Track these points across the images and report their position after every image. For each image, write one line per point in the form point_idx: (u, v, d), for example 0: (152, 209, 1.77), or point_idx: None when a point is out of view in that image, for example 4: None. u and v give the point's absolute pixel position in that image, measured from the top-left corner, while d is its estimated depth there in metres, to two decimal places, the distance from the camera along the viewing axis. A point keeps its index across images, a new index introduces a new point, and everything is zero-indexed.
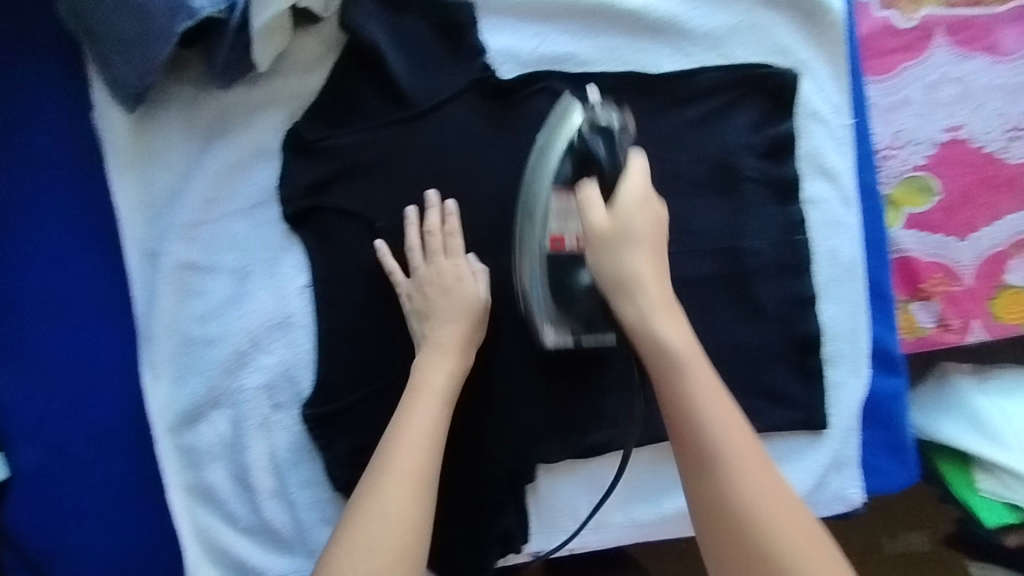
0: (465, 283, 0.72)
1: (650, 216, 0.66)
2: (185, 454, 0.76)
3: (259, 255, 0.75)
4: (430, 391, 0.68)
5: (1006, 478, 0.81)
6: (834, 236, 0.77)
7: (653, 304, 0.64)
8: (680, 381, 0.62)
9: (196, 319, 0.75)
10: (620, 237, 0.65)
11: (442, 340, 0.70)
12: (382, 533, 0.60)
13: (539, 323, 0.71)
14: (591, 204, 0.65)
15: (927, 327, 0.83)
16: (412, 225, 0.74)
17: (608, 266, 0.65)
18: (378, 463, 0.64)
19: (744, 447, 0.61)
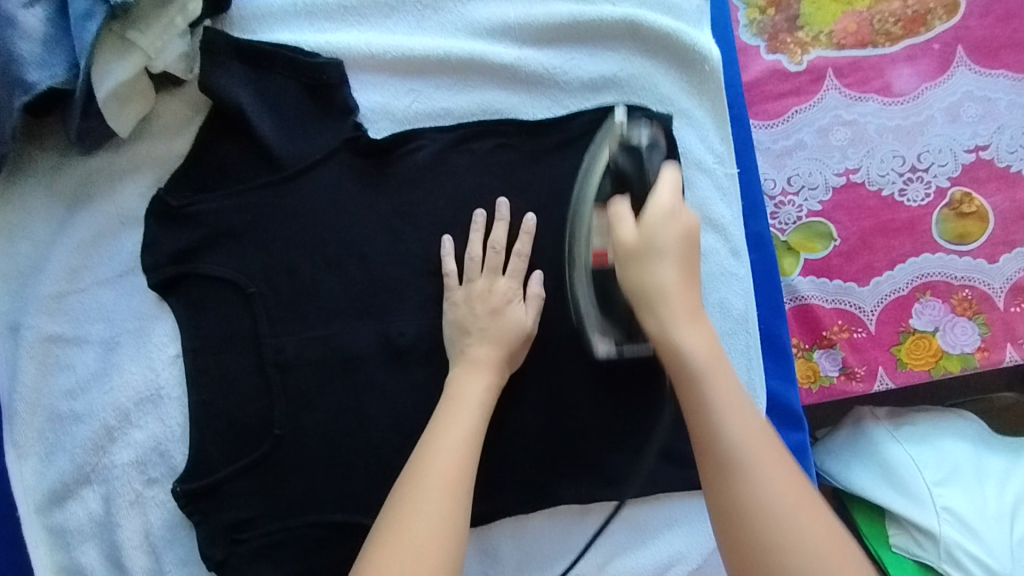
0: (515, 306, 0.70)
1: (680, 228, 0.60)
2: (54, 534, 0.72)
3: (127, 325, 0.73)
4: (467, 402, 0.64)
5: (917, 534, 0.78)
6: (724, 288, 0.75)
7: (670, 286, 0.59)
8: (688, 359, 0.58)
9: (62, 394, 0.72)
10: (645, 243, 0.60)
11: (480, 356, 0.68)
12: (416, 541, 0.55)
13: (589, 332, 0.71)
14: (621, 219, 0.61)
15: (832, 375, 0.80)
16: (476, 235, 0.72)
17: (634, 280, 0.60)
18: (412, 468, 0.60)
19: (759, 443, 0.55)
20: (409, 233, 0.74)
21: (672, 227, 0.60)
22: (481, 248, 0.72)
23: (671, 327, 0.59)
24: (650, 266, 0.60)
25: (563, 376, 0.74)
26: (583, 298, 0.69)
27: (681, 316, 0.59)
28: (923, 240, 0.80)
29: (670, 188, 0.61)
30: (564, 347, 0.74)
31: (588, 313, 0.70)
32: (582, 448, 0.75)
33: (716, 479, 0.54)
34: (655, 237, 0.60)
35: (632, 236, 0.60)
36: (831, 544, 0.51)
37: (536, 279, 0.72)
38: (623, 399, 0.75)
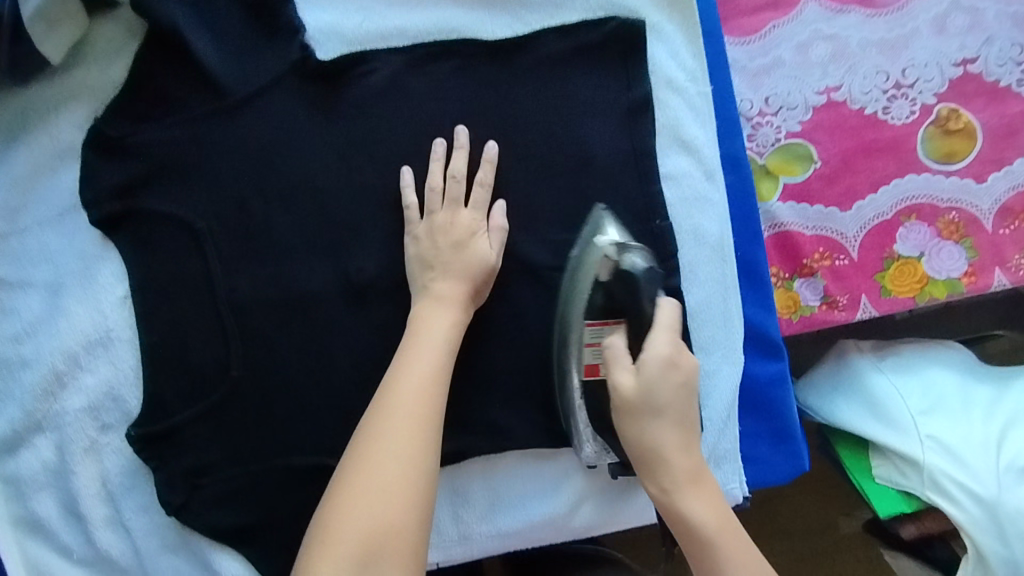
0: (480, 239, 0.67)
1: (676, 378, 0.59)
2: (8, 483, 0.70)
3: (72, 266, 0.70)
4: (429, 340, 0.63)
5: (899, 463, 0.76)
6: (697, 213, 0.72)
7: (669, 448, 0.59)
8: (695, 526, 0.58)
9: (8, 339, 0.70)
10: (644, 396, 0.59)
11: (445, 292, 0.65)
12: (384, 489, 0.54)
13: (578, 442, 0.70)
14: (619, 363, 0.60)
15: (813, 305, 0.77)
16: (436, 165, 0.69)
17: (631, 437, 0.60)
18: (376, 413, 0.58)
19: (749, 573, 0.57)
20: (365, 163, 0.70)
21: (670, 382, 0.59)
22: (443, 179, 0.68)
23: (657, 445, 0.59)
24: (646, 426, 0.59)
25: (532, 311, 0.71)
26: (576, 412, 0.68)
27: (685, 483, 0.58)
28: (907, 160, 0.77)
29: (667, 333, 0.60)
30: (532, 279, 0.71)
31: (579, 414, 0.68)
32: (553, 386, 0.72)
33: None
34: (654, 394, 0.59)
35: (630, 388, 0.59)
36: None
37: (501, 210, 0.69)
38: None
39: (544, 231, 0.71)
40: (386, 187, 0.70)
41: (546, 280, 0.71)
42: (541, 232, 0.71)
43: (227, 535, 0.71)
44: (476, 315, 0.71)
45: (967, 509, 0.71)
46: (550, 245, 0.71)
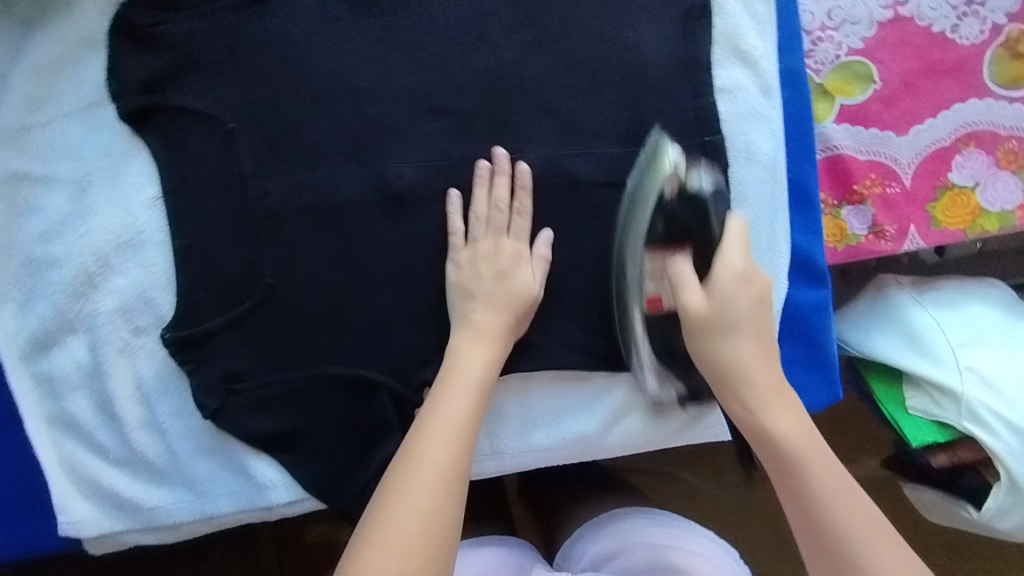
0: (522, 270, 0.66)
1: (750, 292, 0.63)
2: (42, 383, 0.70)
3: (99, 162, 0.67)
4: (465, 380, 0.62)
5: (936, 395, 0.75)
6: (751, 130, 0.68)
7: (749, 363, 0.62)
8: (775, 438, 0.60)
9: (35, 238, 0.68)
10: (716, 310, 0.62)
11: (484, 326, 0.64)
12: (403, 538, 0.53)
13: (640, 375, 0.70)
14: (684, 281, 0.63)
15: (860, 234, 0.75)
16: (479, 189, 0.67)
17: (704, 351, 0.63)
18: (404, 458, 0.58)
19: (835, 481, 0.57)
20: (403, 64, 0.67)
21: (743, 295, 0.62)
22: (489, 209, 0.66)
23: (739, 372, 0.62)
24: (722, 342, 0.62)
25: (576, 227, 0.69)
26: (638, 344, 0.68)
27: (766, 397, 0.61)
28: (971, 84, 0.73)
29: (740, 249, 0.63)
30: (576, 194, 0.68)
31: (641, 341, 0.68)
32: (594, 306, 0.70)
33: (787, 491, 0.59)
34: (728, 307, 0.62)
35: (702, 307, 0.62)
36: (875, 527, 0.55)
37: (543, 239, 0.67)
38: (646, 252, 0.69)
39: (590, 144, 0.68)
40: (426, 91, 0.67)
41: (590, 196, 0.68)
42: (587, 144, 0.68)
43: (264, 441, 0.71)
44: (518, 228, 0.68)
45: (1006, 441, 0.71)
46: (596, 158, 0.68)
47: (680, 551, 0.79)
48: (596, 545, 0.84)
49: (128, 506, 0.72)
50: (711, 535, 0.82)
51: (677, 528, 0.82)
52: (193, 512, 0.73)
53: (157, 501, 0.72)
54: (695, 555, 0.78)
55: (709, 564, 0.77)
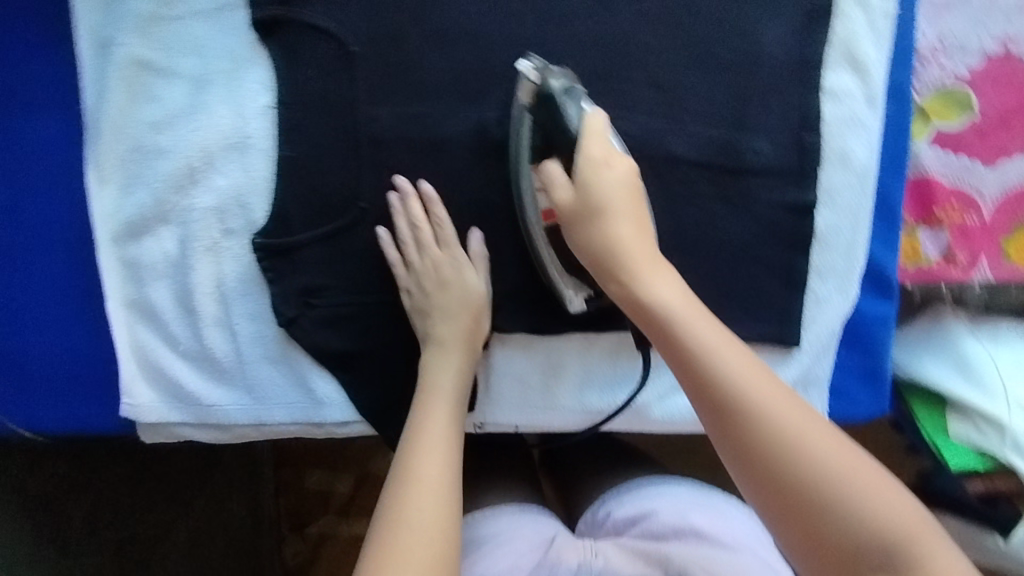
0: (465, 273, 0.70)
1: (619, 179, 0.62)
2: (127, 267, 0.72)
3: (221, 64, 0.70)
4: (442, 394, 0.69)
5: (980, 423, 0.78)
6: (851, 136, 0.70)
7: (676, 304, 0.59)
8: (728, 380, 0.55)
9: (146, 126, 0.70)
10: (588, 204, 0.62)
11: (445, 337, 0.70)
12: (410, 548, 0.58)
13: (562, 290, 0.70)
14: (555, 181, 0.63)
15: (932, 258, 0.76)
16: (398, 218, 0.70)
17: (591, 243, 0.62)
18: (398, 482, 0.64)
19: (799, 417, 0.54)
20: (527, 16, 0.69)
21: (615, 185, 0.62)
22: (408, 229, 0.70)
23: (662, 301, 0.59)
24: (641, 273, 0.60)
25: (668, 203, 0.70)
26: (545, 257, 0.69)
27: (718, 345, 0.56)
28: None
29: (599, 139, 0.62)
30: (673, 170, 0.70)
31: (552, 266, 0.69)
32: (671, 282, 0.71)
33: (751, 441, 0.53)
34: (597, 193, 0.61)
35: (567, 201, 0.62)
36: (846, 453, 0.53)
37: (475, 238, 0.71)
38: (729, 238, 0.71)
39: (694, 124, 0.69)
40: (546, 46, 0.69)
41: (685, 175, 0.70)
42: (691, 123, 0.69)
43: (329, 359, 0.73)
44: None
45: None
46: (698, 138, 0.69)
47: (702, 514, 0.84)
48: (622, 511, 0.88)
49: (189, 399, 0.75)
50: (726, 496, 0.88)
51: (697, 495, 0.87)
52: (250, 416, 0.75)
53: (217, 400, 0.75)
54: (716, 516, 0.83)
55: (729, 525, 0.83)
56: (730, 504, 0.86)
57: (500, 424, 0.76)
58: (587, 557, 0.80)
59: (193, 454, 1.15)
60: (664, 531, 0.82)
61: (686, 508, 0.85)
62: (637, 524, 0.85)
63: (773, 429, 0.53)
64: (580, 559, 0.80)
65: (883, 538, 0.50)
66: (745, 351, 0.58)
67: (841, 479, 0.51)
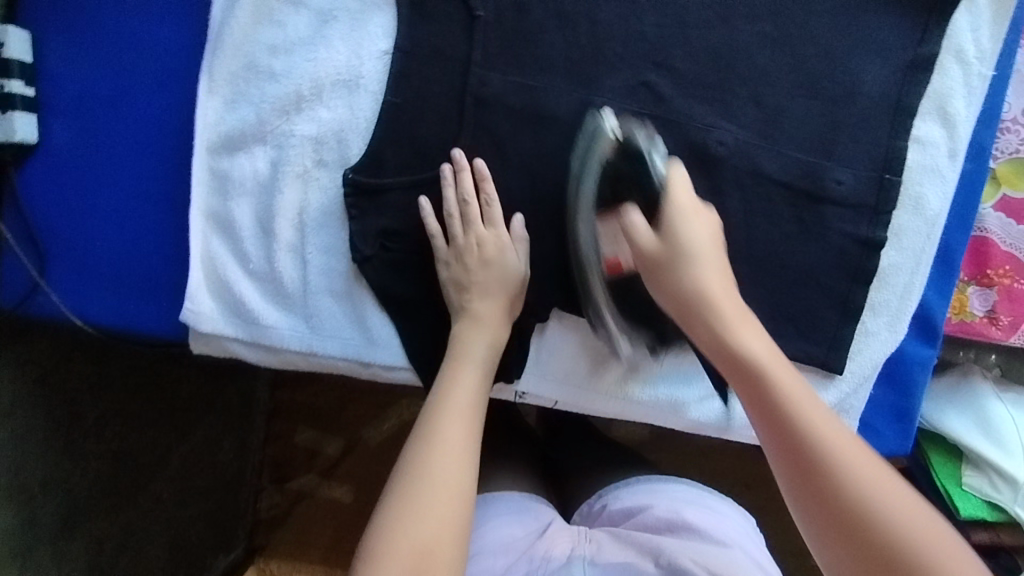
0: (507, 255, 0.72)
1: (694, 221, 0.64)
2: (217, 177, 0.74)
3: (349, 4, 0.73)
4: (470, 363, 0.69)
5: (994, 478, 0.81)
6: (927, 184, 0.74)
7: (700, 246, 0.63)
8: (704, 296, 0.63)
9: (266, 48, 0.73)
10: (671, 249, 0.63)
11: (482, 313, 0.71)
12: (428, 503, 0.61)
13: (614, 339, 0.74)
14: (637, 232, 0.64)
15: (976, 314, 0.80)
16: (445, 188, 0.71)
17: (667, 288, 0.64)
18: (419, 440, 0.65)
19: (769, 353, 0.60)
20: (647, 15, 0.72)
21: (694, 227, 0.64)
22: (456, 202, 0.71)
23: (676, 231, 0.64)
24: (685, 268, 0.63)
25: (747, 214, 0.73)
26: (603, 307, 0.72)
27: (708, 274, 0.63)
28: None
29: (683, 190, 0.65)
30: (756, 185, 0.73)
31: (609, 315, 0.72)
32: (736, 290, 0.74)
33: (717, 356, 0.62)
34: (682, 240, 0.63)
35: (654, 248, 0.63)
36: (807, 396, 0.58)
37: (518, 222, 0.72)
38: (795, 259, 0.74)
39: (785, 145, 0.73)
40: (659, 46, 0.72)
41: (767, 191, 0.73)
42: (781, 144, 0.73)
43: (392, 303, 0.75)
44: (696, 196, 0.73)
45: None
46: (785, 159, 0.73)
47: (695, 510, 0.83)
48: (619, 505, 0.88)
49: (247, 318, 0.76)
50: (715, 494, 0.87)
51: (688, 493, 0.86)
52: (302, 345, 0.76)
53: (274, 323, 0.76)
54: (708, 513, 0.83)
55: (721, 522, 0.82)
56: (718, 500, 0.86)
57: (541, 397, 0.79)
58: (579, 542, 0.81)
59: (197, 386, 1.12)
60: (658, 526, 0.81)
61: (679, 503, 0.84)
62: (633, 518, 0.85)
63: (848, 489, 0.54)
64: (572, 543, 0.81)
65: (828, 471, 0.55)
66: (822, 404, 0.59)
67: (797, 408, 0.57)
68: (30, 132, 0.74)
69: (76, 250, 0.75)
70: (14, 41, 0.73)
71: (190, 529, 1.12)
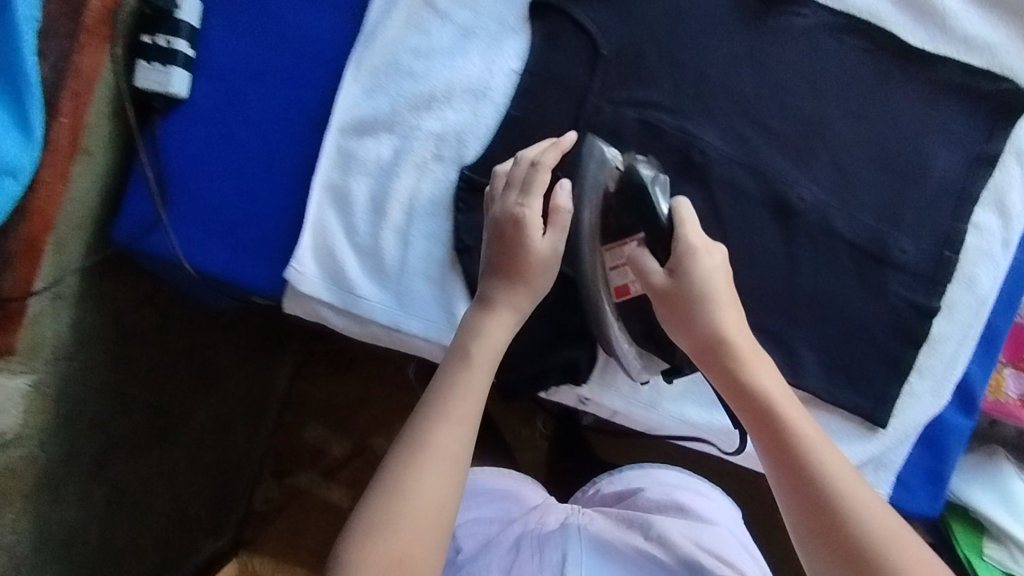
0: (534, 223, 0.71)
1: (706, 266, 0.68)
2: (342, 155, 0.81)
3: (490, 26, 0.82)
4: (473, 369, 0.66)
5: (1016, 552, 0.85)
6: (981, 267, 0.81)
7: (710, 262, 0.68)
8: (717, 327, 0.67)
9: (409, 51, 0.82)
10: (681, 285, 0.67)
11: (493, 302, 0.70)
12: (406, 520, 0.58)
13: (628, 363, 0.78)
14: (648, 269, 0.69)
15: (1010, 395, 0.86)
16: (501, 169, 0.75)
17: (678, 329, 0.68)
18: (406, 447, 0.62)
19: (770, 382, 0.66)
20: (754, 78, 0.81)
21: (710, 270, 0.68)
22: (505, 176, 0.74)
23: (686, 254, 0.68)
24: (703, 309, 0.67)
25: (817, 266, 0.80)
26: (618, 335, 0.77)
27: (704, 267, 0.68)
28: None
29: (694, 227, 0.69)
30: (829, 241, 0.80)
31: (621, 335, 0.77)
32: (797, 333, 0.80)
33: (728, 381, 0.66)
34: (693, 278, 0.67)
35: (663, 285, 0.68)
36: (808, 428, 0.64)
37: (561, 193, 0.72)
38: (854, 314, 0.80)
39: (858, 211, 0.80)
40: (759, 107, 0.81)
41: (836, 248, 0.80)
42: (855, 209, 0.80)
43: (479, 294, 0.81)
44: (773, 243, 0.80)
45: None
46: (857, 222, 0.80)
47: (686, 493, 0.86)
48: (611, 489, 0.90)
49: (343, 286, 0.81)
50: (709, 481, 0.90)
51: (680, 479, 0.89)
52: (390, 320, 0.81)
53: (367, 295, 0.81)
54: (699, 497, 0.86)
55: (709, 505, 0.85)
56: (711, 487, 0.88)
57: (602, 406, 0.83)
58: (572, 513, 0.82)
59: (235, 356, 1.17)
60: (649, 506, 0.85)
61: (671, 486, 0.87)
62: (623, 501, 0.88)
63: (847, 510, 0.59)
64: (566, 513, 0.83)
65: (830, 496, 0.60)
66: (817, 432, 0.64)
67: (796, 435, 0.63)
68: (182, 87, 0.80)
69: (200, 198, 0.81)
70: (187, 7, 0.80)
71: (190, 501, 1.14)
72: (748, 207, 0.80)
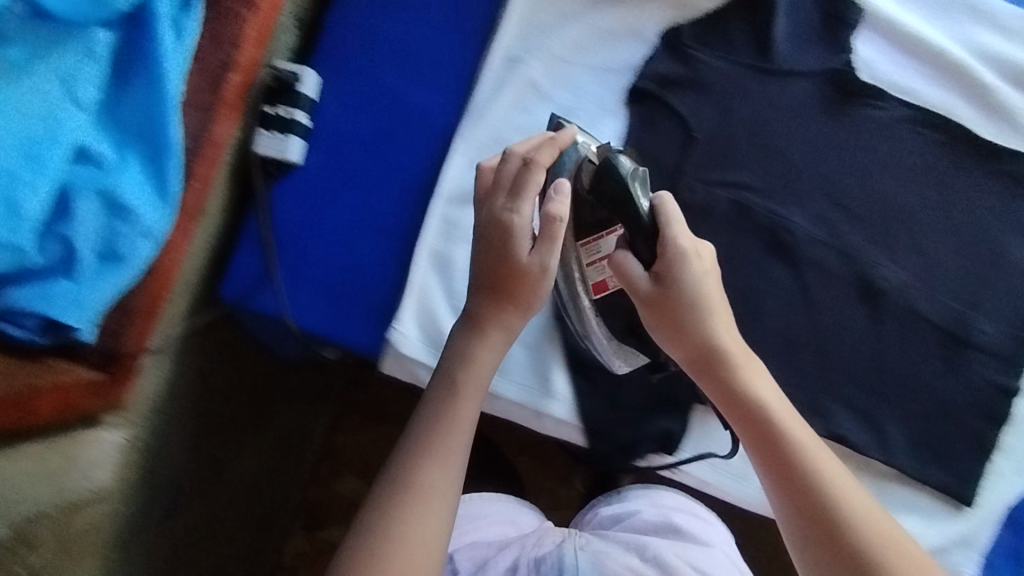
0: (520, 239, 0.71)
1: (696, 272, 0.71)
2: (448, 224, 0.85)
3: (590, 107, 0.88)
4: (461, 408, 0.71)
5: None
6: None
7: (704, 271, 0.72)
8: (713, 339, 0.71)
9: (514, 128, 0.87)
10: (668, 291, 0.71)
11: (484, 333, 0.73)
12: (397, 555, 0.64)
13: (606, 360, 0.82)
14: (631, 271, 0.73)
15: None
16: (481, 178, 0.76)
17: (670, 337, 0.72)
18: (395, 486, 0.67)
19: (765, 393, 0.70)
20: (839, 165, 0.86)
21: (698, 276, 0.71)
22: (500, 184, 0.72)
23: (676, 260, 0.71)
24: (695, 317, 0.71)
25: (901, 344, 0.83)
26: (595, 330, 0.81)
27: (697, 277, 0.71)
28: None
29: (681, 228, 0.71)
30: (912, 321, 0.83)
31: (600, 330, 0.81)
32: (883, 408, 0.82)
33: (724, 393, 0.71)
34: (682, 284, 0.71)
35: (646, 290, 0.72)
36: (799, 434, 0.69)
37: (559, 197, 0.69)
38: (939, 392, 0.83)
39: (940, 293, 0.84)
40: (844, 191, 0.85)
41: (919, 327, 0.83)
42: (937, 291, 0.84)
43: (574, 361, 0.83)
44: (859, 320, 0.83)
45: None
46: (939, 303, 0.84)
47: (684, 515, 0.87)
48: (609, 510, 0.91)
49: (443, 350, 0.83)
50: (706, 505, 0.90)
51: (680, 501, 0.89)
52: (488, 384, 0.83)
53: None
54: (697, 519, 0.86)
55: (708, 528, 0.86)
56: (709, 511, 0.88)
57: (695, 478, 0.83)
58: (569, 537, 0.85)
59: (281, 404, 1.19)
60: (646, 527, 0.86)
61: (669, 508, 0.87)
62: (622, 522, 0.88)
63: (843, 512, 0.65)
64: (565, 537, 0.85)
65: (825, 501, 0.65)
66: (808, 438, 0.69)
67: (792, 445, 0.68)
68: (297, 153, 0.84)
69: (307, 260, 0.84)
70: (308, 81, 0.85)
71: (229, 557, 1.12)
72: (835, 285, 0.84)
